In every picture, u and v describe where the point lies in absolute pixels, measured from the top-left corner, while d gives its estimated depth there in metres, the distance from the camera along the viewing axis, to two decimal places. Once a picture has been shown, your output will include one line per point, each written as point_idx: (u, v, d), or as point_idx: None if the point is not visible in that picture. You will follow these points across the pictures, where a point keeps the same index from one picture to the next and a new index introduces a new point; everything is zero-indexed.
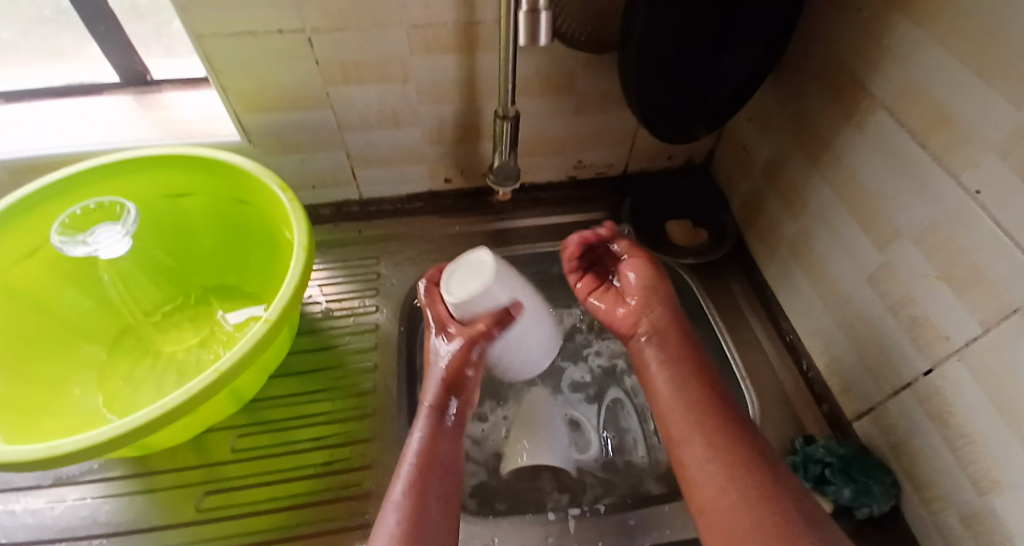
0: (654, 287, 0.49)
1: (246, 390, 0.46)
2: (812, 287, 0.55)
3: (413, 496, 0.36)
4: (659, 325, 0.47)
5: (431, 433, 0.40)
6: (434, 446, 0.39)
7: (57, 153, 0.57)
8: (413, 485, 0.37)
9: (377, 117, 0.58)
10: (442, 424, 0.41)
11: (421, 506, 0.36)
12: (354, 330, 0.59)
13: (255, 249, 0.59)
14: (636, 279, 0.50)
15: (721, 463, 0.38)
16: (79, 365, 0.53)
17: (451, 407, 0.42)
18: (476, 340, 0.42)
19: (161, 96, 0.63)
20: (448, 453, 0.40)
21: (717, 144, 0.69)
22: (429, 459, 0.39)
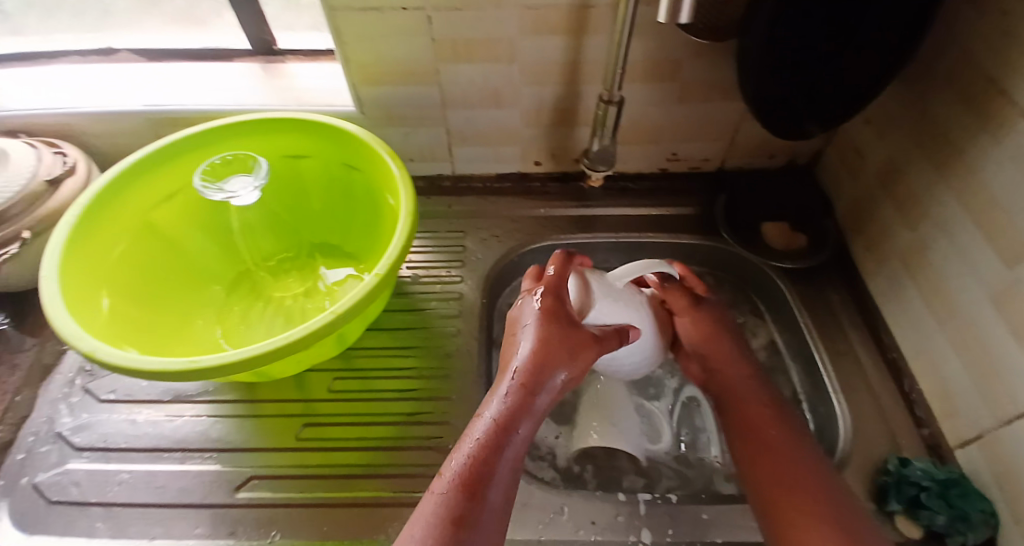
0: (713, 322, 0.53)
1: (350, 336, 0.50)
2: (925, 303, 0.51)
3: (467, 478, 0.32)
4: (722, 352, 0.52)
5: (507, 411, 0.35)
6: (507, 433, 0.34)
7: (192, 111, 0.63)
8: (472, 467, 0.33)
9: (480, 95, 0.60)
10: (523, 406, 0.35)
11: (475, 495, 0.32)
12: (440, 297, 0.62)
13: (359, 213, 0.63)
14: (692, 319, 0.53)
15: (825, 498, 0.38)
16: (201, 301, 0.60)
17: (539, 389, 0.36)
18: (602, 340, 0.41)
19: (286, 66, 0.69)
20: (520, 438, 0.34)
21: (826, 145, 0.66)
22: (497, 445, 0.33)
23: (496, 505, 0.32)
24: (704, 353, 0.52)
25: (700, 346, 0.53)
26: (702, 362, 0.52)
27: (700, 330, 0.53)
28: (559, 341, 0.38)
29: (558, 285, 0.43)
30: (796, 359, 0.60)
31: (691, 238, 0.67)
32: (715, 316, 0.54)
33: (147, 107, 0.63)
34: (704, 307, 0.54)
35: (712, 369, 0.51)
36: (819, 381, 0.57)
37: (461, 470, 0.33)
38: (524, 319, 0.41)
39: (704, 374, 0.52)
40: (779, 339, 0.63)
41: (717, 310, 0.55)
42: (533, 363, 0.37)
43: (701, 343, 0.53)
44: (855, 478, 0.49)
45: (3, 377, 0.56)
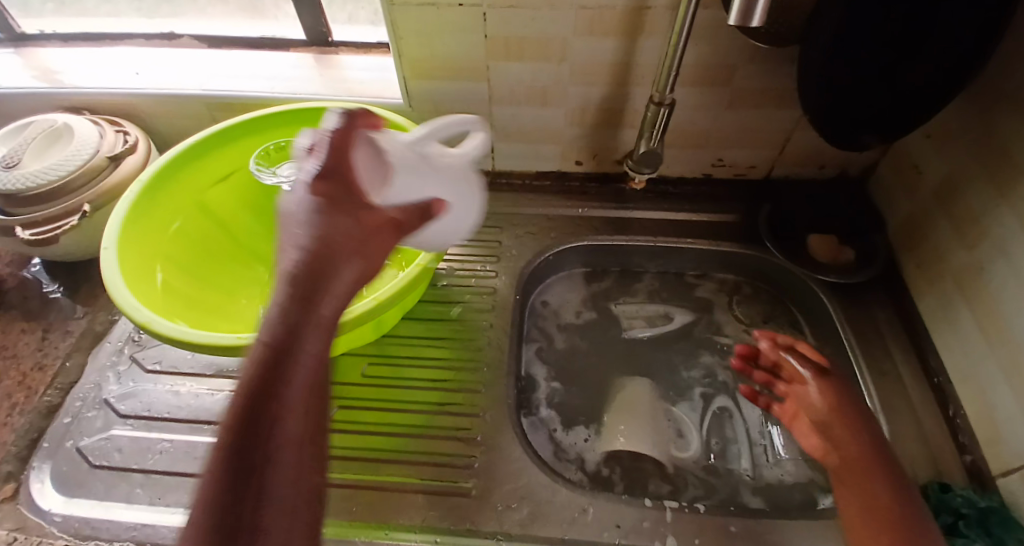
0: (839, 393, 0.48)
1: (387, 322, 0.51)
2: (976, 326, 0.49)
3: (235, 414, 0.22)
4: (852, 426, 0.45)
5: (280, 329, 0.24)
6: (292, 347, 0.24)
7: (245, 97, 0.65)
8: (242, 397, 0.22)
9: (526, 93, 0.61)
10: (301, 307, 0.25)
11: (254, 437, 0.22)
12: (474, 291, 0.63)
13: None
14: (814, 388, 0.49)
15: None
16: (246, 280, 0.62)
17: (315, 298, 0.26)
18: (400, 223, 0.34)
19: (338, 57, 0.71)
20: (318, 345, 0.25)
21: (880, 159, 0.64)
22: (280, 361, 0.23)
23: (284, 439, 0.22)
24: (830, 422, 0.46)
25: (826, 417, 0.46)
26: (827, 433, 0.46)
27: (828, 400, 0.47)
28: (342, 235, 0.27)
29: (344, 149, 0.31)
30: None
31: (730, 247, 0.66)
32: (838, 386, 0.48)
33: (205, 91, 0.65)
34: (830, 378, 0.49)
35: (838, 444, 0.45)
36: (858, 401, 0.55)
37: (235, 403, 0.22)
38: (293, 222, 0.28)
39: (831, 445, 0.45)
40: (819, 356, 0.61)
41: (842, 381, 0.49)
42: (306, 273, 0.26)
43: (829, 413, 0.46)
44: None
45: (57, 342, 0.59)
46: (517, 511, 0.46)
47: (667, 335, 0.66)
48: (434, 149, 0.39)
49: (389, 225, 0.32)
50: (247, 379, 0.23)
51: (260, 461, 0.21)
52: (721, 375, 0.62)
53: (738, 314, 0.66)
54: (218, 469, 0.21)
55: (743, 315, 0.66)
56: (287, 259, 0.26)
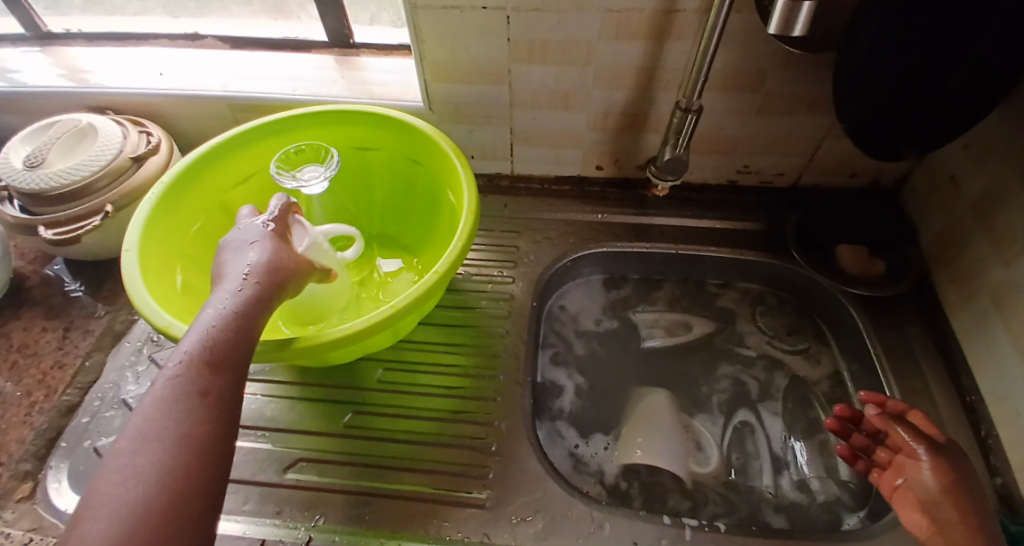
0: (954, 473, 0.41)
1: (404, 329, 0.50)
2: (1012, 346, 0.47)
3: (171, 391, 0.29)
4: (967, 521, 0.39)
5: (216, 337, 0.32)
6: (246, 335, 0.33)
7: (267, 98, 0.65)
8: (186, 382, 0.29)
9: (548, 96, 0.60)
10: (246, 332, 0.33)
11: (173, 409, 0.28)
12: (491, 297, 0.62)
13: (419, 206, 0.64)
14: (927, 464, 0.42)
15: None
16: None
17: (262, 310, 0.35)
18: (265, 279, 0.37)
19: (359, 59, 0.70)
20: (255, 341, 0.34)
21: (913, 168, 0.61)
22: (225, 366, 0.31)
23: (225, 409, 0.30)
24: (942, 504, 0.40)
25: (937, 497, 0.40)
26: (936, 516, 0.40)
27: (942, 481, 0.41)
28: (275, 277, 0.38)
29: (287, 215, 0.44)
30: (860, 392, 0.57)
31: (755, 256, 0.64)
32: (954, 464, 0.41)
33: (228, 92, 0.66)
34: (949, 457, 0.42)
35: (950, 540, 0.38)
36: None
37: (183, 388, 0.29)
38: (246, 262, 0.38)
39: (937, 529, 0.39)
40: (845, 371, 0.59)
41: (959, 459, 0.42)
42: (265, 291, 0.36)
43: (941, 495, 0.40)
44: None
45: (77, 340, 0.60)
46: (531, 524, 0.45)
47: (686, 345, 0.64)
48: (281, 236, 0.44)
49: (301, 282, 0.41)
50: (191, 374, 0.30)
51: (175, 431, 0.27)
52: (744, 387, 0.61)
53: (760, 325, 0.65)
54: (163, 431, 0.27)
55: (766, 326, 0.65)
56: (228, 291, 0.35)
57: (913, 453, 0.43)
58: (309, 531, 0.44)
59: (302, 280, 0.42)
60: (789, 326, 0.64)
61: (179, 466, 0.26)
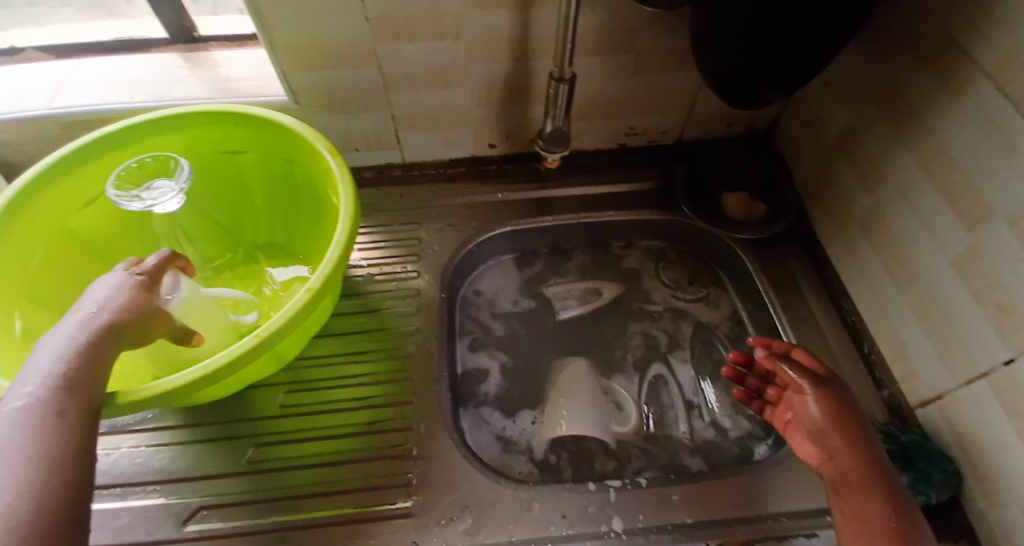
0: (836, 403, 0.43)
1: (287, 350, 0.47)
2: (882, 267, 0.52)
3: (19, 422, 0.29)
4: (851, 444, 0.41)
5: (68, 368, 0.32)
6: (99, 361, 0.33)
7: (108, 109, 0.57)
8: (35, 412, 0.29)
9: (425, 76, 0.56)
10: (100, 359, 0.34)
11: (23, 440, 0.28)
12: (397, 295, 0.60)
13: (303, 210, 0.59)
14: (813, 397, 0.44)
15: None
16: None
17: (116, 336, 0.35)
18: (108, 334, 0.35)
19: (210, 54, 0.63)
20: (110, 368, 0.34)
21: (783, 110, 0.65)
22: (79, 390, 0.32)
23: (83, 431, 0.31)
24: (828, 432, 0.42)
25: (823, 427, 0.42)
26: (825, 444, 0.42)
27: (827, 411, 0.43)
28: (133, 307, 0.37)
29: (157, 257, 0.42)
30: (759, 330, 0.60)
31: (651, 214, 0.66)
32: (835, 392, 0.44)
33: (55, 109, 0.57)
34: (829, 386, 0.44)
35: (838, 465, 0.40)
36: None
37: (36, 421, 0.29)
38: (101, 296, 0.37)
39: (827, 457, 0.41)
40: (742, 310, 0.63)
41: (839, 386, 0.44)
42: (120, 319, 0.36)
43: (827, 424, 0.42)
44: None
45: None
46: (460, 522, 0.44)
47: (598, 311, 0.65)
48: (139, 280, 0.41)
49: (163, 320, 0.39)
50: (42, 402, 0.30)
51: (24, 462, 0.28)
52: (653, 339, 0.63)
53: (664, 280, 0.67)
54: (16, 453, 0.27)
55: (670, 279, 0.67)
56: (80, 322, 0.35)
57: (800, 388, 0.45)
58: None
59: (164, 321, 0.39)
60: (691, 276, 0.67)
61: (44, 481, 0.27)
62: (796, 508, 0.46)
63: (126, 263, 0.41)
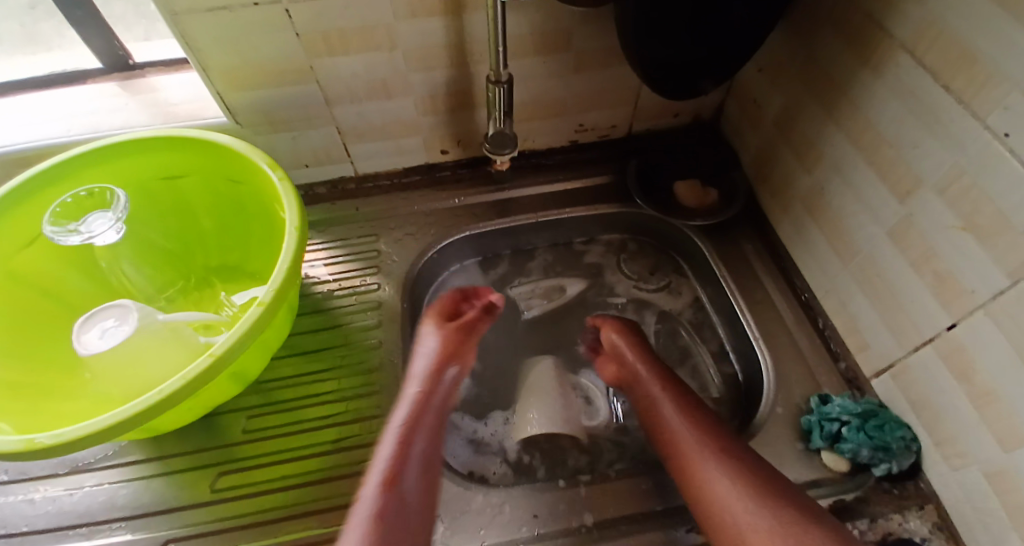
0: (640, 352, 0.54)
1: (250, 373, 0.47)
2: (827, 243, 0.53)
3: (420, 423, 0.45)
4: (646, 365, 0.51)
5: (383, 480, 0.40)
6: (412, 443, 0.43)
7: (47, 144, 0.56)
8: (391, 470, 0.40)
9: (367, 88, 0.56)
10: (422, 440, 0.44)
11: (416, 440, 0.43)
12: (358, 308, 0.59)
13: (254, 227, 0.58)
14: (612, 335, 0.55)
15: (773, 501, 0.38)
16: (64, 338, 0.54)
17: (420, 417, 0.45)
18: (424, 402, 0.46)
19: (146, 80, 0.62)
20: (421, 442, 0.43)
21: (726, 97, 0.66)
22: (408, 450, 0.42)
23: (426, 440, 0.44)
24: (627, 358, 0.53)
25: (623, 353, 0.53)
26: (626, 366, 0.53)
27: (621, 341, 0.54)
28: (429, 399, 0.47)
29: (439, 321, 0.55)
30: (720, 314, 0.61)
31: (608, 207, 0.67)
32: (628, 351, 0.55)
33: None
34: (623, 322, 0.56)
35: (647, 390, 0.50)
36: (741, 333, 0.58)
37: (366, 507, 0.38)
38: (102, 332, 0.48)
39: (632, 379, 0.52)
40: (702, 295, 0.64)
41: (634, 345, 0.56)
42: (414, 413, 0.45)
43: (627, 351, 0.53)
44: (784, 422, 0.50)
45: None
46: None
47: (561, 308, 0.66)
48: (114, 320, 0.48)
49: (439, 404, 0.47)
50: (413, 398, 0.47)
51: (424, 450, 0.43)
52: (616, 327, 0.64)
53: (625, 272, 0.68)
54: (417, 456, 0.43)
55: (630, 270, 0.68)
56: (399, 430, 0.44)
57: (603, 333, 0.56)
58: None
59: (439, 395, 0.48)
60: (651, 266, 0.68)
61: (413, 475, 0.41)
62: None
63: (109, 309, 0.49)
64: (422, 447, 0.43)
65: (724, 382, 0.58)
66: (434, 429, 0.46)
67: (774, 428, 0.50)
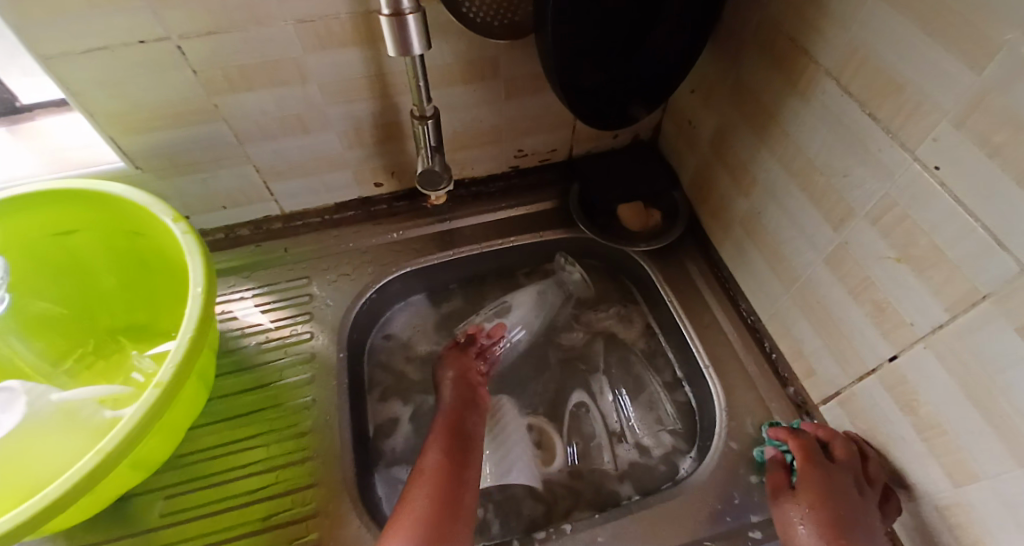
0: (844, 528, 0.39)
1: (158, 455, 0.42)
2: (767, 267, 0.52)
3: (456, 467, 0.45)
4: (818, 471, 0.42)
5: (432, 464, 0.45)
6: (459, 429, 0.49)
7: None
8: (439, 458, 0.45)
9: (279, 124, 0.52)
10: (465, 430, 0.49)
11: (457, 485, 0.44)
12: (289, 362, 0.55)
13: (163, 282, 0.53)
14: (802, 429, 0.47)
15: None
16: None
17: (462, 412, 0.51)
18: (464, 400, 0.52)
19: (36, 124, 0.53)
20: (468, 432, 0.49)
21: (662, 117, 0.65)
22: (451, 442, 0.47)
23: (466, 429, 0.49)
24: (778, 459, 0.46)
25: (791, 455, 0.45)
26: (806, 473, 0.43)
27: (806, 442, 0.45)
28: (467, 401, 0.52)
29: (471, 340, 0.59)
30: (670, 340, 0.60)
31: (554, 234, 0.65)
32: (838, 493, 0.40)
33: None
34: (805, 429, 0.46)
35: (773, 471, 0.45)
36: (690, 359, 0.57)
37: (423, 478, 0.43)
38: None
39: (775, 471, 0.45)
40: (653, 321, 0.62)
41: (851, 461, 0.42)
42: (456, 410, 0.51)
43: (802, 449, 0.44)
44: (737, 456, 0.49)
45: None
46: None
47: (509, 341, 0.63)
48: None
49: (472, 399, 0.53)
50: (441, 445, 0.46)
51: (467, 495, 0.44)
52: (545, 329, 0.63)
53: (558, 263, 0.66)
54: (464, 442, 0.48)
55: (564, 260, 0.66)
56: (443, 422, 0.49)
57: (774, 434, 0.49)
58: None
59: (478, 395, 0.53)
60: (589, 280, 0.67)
61: (463, 466, 0.45)
62: (721, 529, 0.45)
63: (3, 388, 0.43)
64: (465, 489, 0.44)
65: (678, 409, 0.57)
66: (471, 470, 0.46)
67: (726, 464, 0.49)
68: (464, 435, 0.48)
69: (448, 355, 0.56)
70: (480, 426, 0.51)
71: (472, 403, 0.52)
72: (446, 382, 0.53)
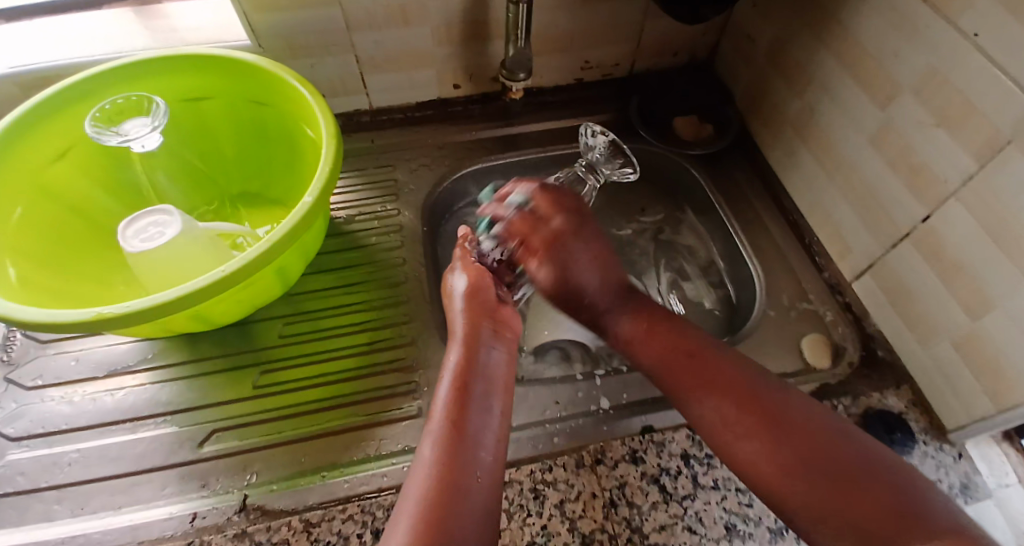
0: (573, 250, 0.48)
1: (289, 271, 0.50)
2: (816, 163, 0.58)
3: (468, 424, 0.36)
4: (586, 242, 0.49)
5: (434, 446, 0.35)
6: (469, 386, 0.38)
7: (44, 67, 0.55)
8: (445, 440, 0.35)
9: (384, 14, 0.58)
10: (475, 386, 0.39)
11: (469, 445, 0.35)
12: (379, 230, 0.62)
13: (276, 152, 0.60)
14: (552, 209, 0.49)
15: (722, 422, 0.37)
16: (100, 258, 0.54)
17: (479, 361, 0.40)
18: (479, 340, 0.42)
19: (164, 7, 0.62)
20: (485, 384, 0.39)
21: (722, 37, 0.71)
22: (462, 409, 0.37)
23: (479, 383, 0.39)
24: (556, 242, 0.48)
25: (569, 218, 0.49)
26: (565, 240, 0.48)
27: (562, 223, 0.48)
28: (480, 337, 0.42)
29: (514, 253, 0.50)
30: (715, 237, 0.66)
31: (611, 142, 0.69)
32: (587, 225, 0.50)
33: (13, 67, 0.55)
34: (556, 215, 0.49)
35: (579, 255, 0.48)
36: (734, 250, 0.63)
37: (425, 468, 0.33)
38: (142, 226, 0.47)
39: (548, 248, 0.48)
40: (705, 236, 0.67)
41: (587, 231, 0.49)
42: (467, 363, 0.40)
43: (564, 233, 0.48)
44: (775, 323, 0.55)
45: None
46: None
47: None
48: (154, 217, 0.48)
49: (489, 342, 0.42)
50: (449, 407, 0.37)
51: (482, 454, 0.35)
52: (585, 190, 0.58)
53: (582, 136, 0.59)
54: (477, 406, 0.37)
55: (587, 130, 0.59)
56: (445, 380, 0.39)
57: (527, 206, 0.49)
58: (244, 489, 0.44)
59: (499, 330, 0.43)
60: (634, 163, 0.57)
61: (478, 436, 0.36)
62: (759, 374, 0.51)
63: (150, 209, 0.49)
64: (490, 454, 0.35)
65: (721, 306, 0.62)
66: (485, 422, 0.37)
67: (767, 329, 0.55)
68: (474, 394, 0.38)
69: (463, 271, 0.47)
70: (503, 358, 0.42)
71: (493, 345, 0.42)
72: (459, 305, 0.44)
